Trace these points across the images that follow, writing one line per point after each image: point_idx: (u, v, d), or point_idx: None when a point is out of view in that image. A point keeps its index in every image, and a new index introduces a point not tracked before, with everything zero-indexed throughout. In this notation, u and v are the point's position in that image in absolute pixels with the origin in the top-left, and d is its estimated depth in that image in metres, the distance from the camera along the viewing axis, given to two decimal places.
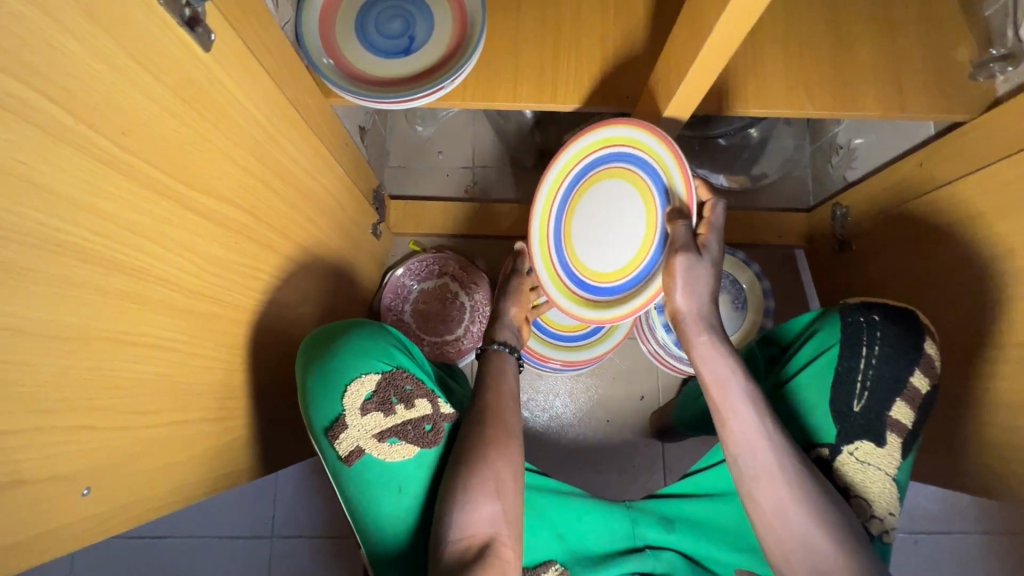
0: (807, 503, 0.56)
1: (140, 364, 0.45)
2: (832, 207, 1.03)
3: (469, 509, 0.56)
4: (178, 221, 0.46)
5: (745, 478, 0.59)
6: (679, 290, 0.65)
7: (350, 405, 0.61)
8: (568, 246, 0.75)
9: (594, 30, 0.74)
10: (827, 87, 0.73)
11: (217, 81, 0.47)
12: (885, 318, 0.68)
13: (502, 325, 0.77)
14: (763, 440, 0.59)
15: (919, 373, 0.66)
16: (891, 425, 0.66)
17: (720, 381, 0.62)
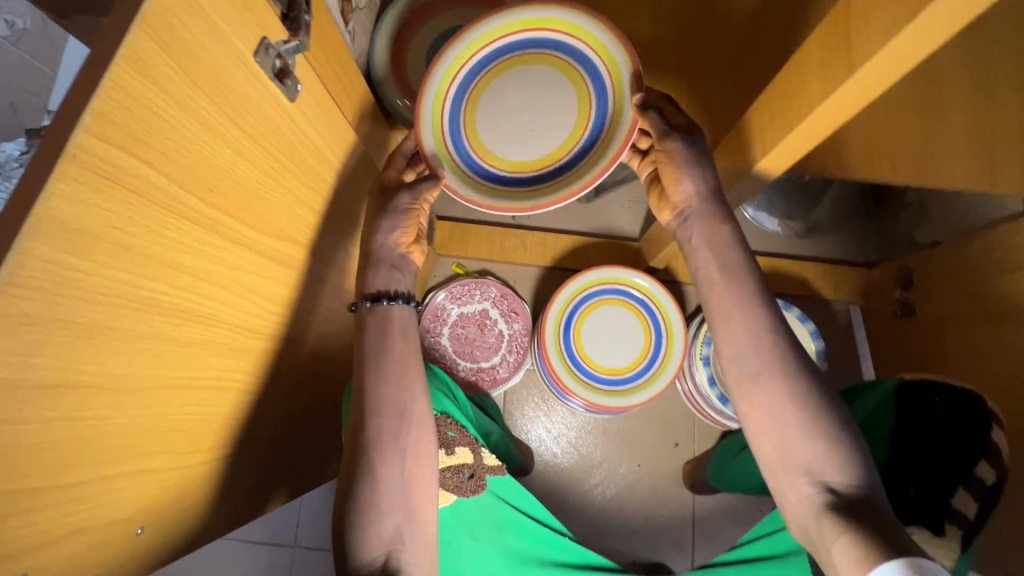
0: (802, 409, 0.54)
1: (198, 406, 0.45)
2: (897, 265, 0.98)
3: (368, 529, 0.55)
4: (248, 267, 0.46)
5: (740, 379, 0.57)
6: (683, 179, 0.61)
7: None
8: (473, 138, 0.62)
9: (669, 78, 0.72)
10: (913, 156, 0.70)
11: (297, 127, 0.47)
12: (947, 401, 0.63)
13: (374, 268, 0.61)
14: (755, 343, 0.57)
15: (984, 464, 0.59)
16: (954, 515, 0.57)
17: (728, 272, 0.60)
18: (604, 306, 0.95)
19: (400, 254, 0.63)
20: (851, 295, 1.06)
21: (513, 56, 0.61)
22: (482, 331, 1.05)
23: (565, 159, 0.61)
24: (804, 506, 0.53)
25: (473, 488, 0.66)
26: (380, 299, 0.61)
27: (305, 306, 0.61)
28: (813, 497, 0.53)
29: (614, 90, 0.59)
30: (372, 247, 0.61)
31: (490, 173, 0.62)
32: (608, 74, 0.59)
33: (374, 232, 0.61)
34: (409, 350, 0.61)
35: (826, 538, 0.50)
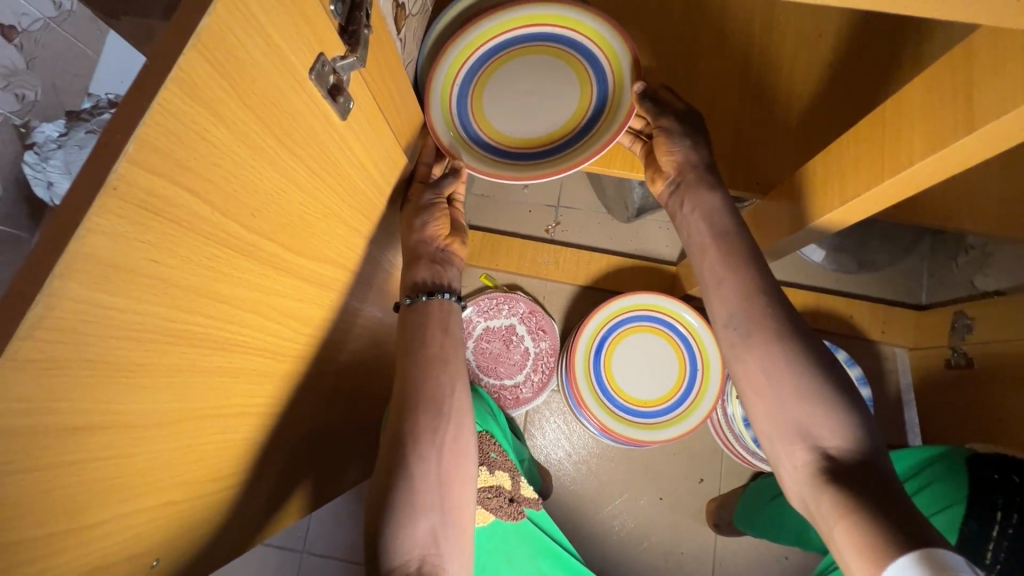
0: (798, 374, 0.51)
1: (223, 433, 0.43)
2: (955, 313, 0.92)
3: (403, 532, 0.50)
4: (284, 290, 0.43)
5: (731, 345, 0.54)
6: (676, 145, 0.60)
7: None
8: (480, 121, 0.62)
9: (732, 105, 0.68)
10: (990, 207, 0.65)
11: (345, 145, 0.44)
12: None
13: (416, 264, 0.59)
14: (746, 306, 0.54)
15: None
16: None
17: (718, 233, 0.59)
18: (639, 333, 0.92)
19: (443, 248, 0.61)
20: (899, 339, 1.01)
21: (539, 43, 0.61)
22: (507, 347, 1.01)
23: (547, 149, 0.61)
24: (800, 474, 0.49)
25: (513, 513, 0.63)
26: (420, 294, 0.59)
27: (337, 326, 0.59)
28: (810, 465, 0.49)
29: (615, 76, 0.60)
30: (414, 243, 0.60)
31: (473, 137, 0.61)
32: (612, 75, 0.60)
33: (412, 228, 0.59)
34: (454, 338, 0.59)
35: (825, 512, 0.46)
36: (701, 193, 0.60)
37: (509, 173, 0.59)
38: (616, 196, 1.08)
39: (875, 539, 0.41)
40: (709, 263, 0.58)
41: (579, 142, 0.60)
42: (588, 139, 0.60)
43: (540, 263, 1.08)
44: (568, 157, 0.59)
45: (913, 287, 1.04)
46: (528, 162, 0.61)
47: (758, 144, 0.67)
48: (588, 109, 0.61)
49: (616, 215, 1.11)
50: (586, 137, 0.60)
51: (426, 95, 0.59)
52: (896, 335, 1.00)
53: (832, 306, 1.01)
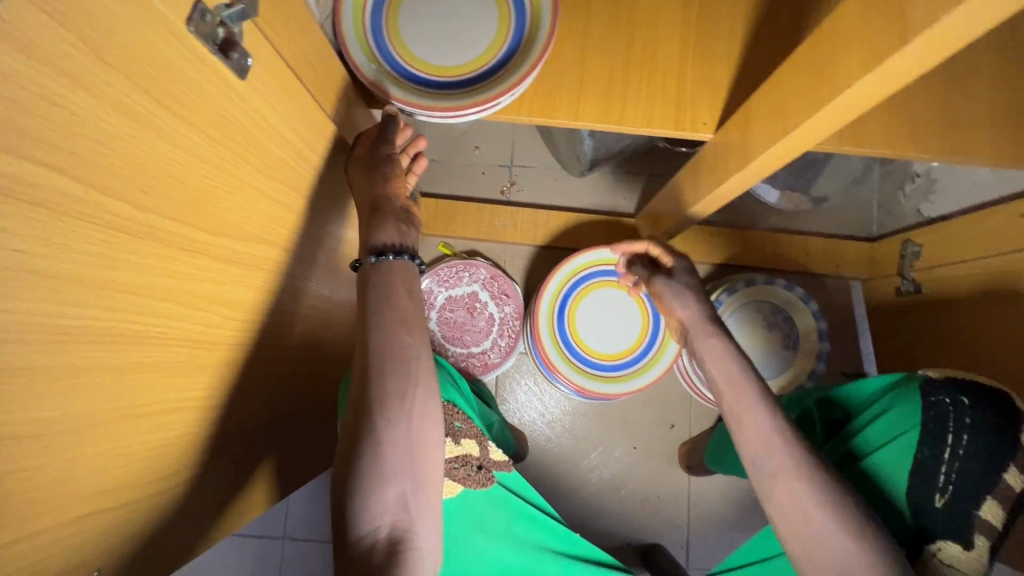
0: (830, 499, 0.52)
1: (159, 433, 0.40)
2: (903, 242, 0.94)
3: (370, 501, 0.50)
4: (203, 273, 0.40)
5: (761, 480, 0.55)
6: (672, 303, 0.73)
7: None
8: (393, 39, 0.59)
9: (674, 48, 0.66)
10: (935, 126, 0.64)
11: (248, 108, 0.40)
12: (977, 403, 0.57)
13: (382, 223, 0.58)
14: (775, 434, 0.56)
15: (1014, 471, 0.54)
16: (978, 525, 0.54)
17: (732, 380, 0.60)
18: (602, 288, 0.91)
19: (404, 207, 0.61)
20: (853, 271, 1.03)
21: None
22: (471, 315, 1.00)
23: (444, 81, 0.60)
24: None
25: (483, 480, 0.62)
26: (385, 254, 0.56)
27: (280, 310, 0.56)
28: None
29: (533, 9, 0.60)
30: (377, 199, 0.59)
31: (381, 49, 0.59)
32: (531, 8, 0.60)
33: (372, 182, 0.59)
34: (408, 304, 0.55)
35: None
36: (703, 343, 0.66)
37: (415, 99, 0.58)
38: (568, 151, 1.00)
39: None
40: (737, 402, 0.59)
41: (493, 76, 0.60)
42: (503, 73, 0.59)
43: (498, 227, 1.05)
44: (465, 97, 0.59)
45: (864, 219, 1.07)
46: (439, 89, 0.60)
47: (702, 80, 0.65)
48: (504, 41, 0.60)
49: (570, 169, 1.05)
50: (488, 79, 0.60)
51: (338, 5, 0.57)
52: (850, 270, 1.02)
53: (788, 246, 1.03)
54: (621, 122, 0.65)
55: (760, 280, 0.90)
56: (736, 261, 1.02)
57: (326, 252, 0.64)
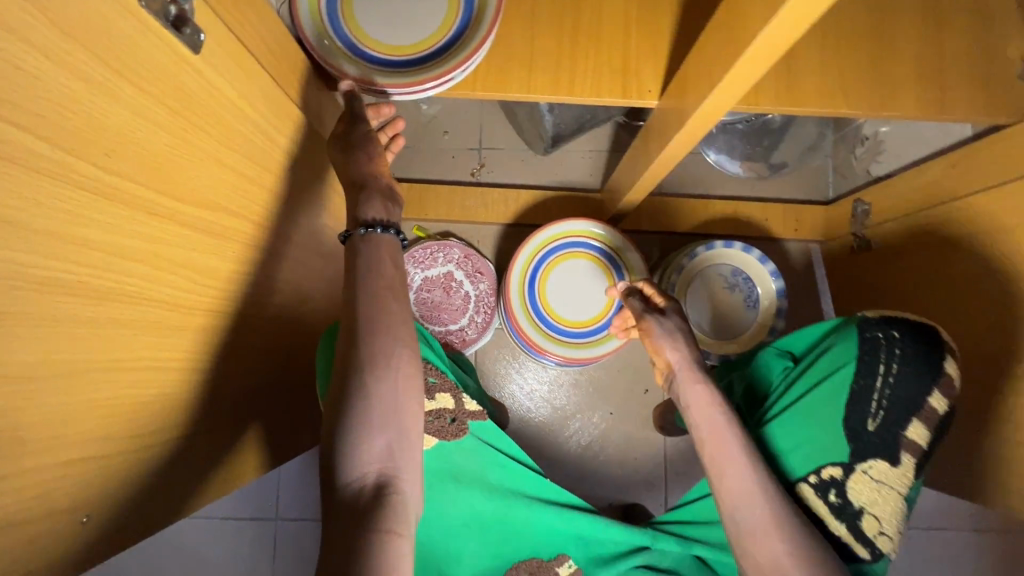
0: (803, 552, 0.54)
1: (139, 390, 0.43)
2: (854, 202, 0.98)
3: (359, 450, 0.53)
4: (171, 239, 0.43)
5: (739, 532, 0.56)
6: (666, 346, 0.64)
7: None
8: (349, 23, 0.62)
9: (618, 22, 0.70)
10: (865, 84, 0.68)
11: (206, 83, 0.43)
12: (905, 336, 0.60)
13: (368, 199, 0.59)
14: (757, 491, 0.56)
15: (937, 394, 0.59)
16: (906, 444, 0.59)
17: (715, 430, 0.58)
18: (569, 258, 0.94)
19: (387, 185, 0.62)
20: (812, 234, 1.07)
21: None
22: (447, 294, 1.03)
23: (400, 60, 0.63)
24: None
25: (455, 432, 0.66)
26: (373, 228, 0.58)
27: (256, 284, 0.59)
28: None
29: None
30: (360, 176, 0.60)
31: (338, 34, 0.62)
32: None
33: (354, 158, 0.60)
34: (393, 275, 0.58)
35: (761, 565, 0.54)
36: (689, 388, 0.61)
37: (374, 79, 0.62)
38: (530, 128, 1.03)
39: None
40: (719, 450, 0.58)
41: (446, 54, 0.63)
42: (455, 50, 0.63)
43: (469, 207, 1.08)
44: (422, 73, 0.62)
45: (820, 184, 1.12)
46: (396, 69, 0.63)
47: (646, 50, 0.69)
48: (455, 20, 0.63)
49: (535, 148, 1.10)
50: (441, 57, 0.63)
51: None
52: (809, 233, 1.07)
53: (748, 212, 1.07)
54: (570, 93, 0.69)
55: (720, 244, 0.94)
56: (699, 230, 1.06)
57: (300, 231, 0.68)
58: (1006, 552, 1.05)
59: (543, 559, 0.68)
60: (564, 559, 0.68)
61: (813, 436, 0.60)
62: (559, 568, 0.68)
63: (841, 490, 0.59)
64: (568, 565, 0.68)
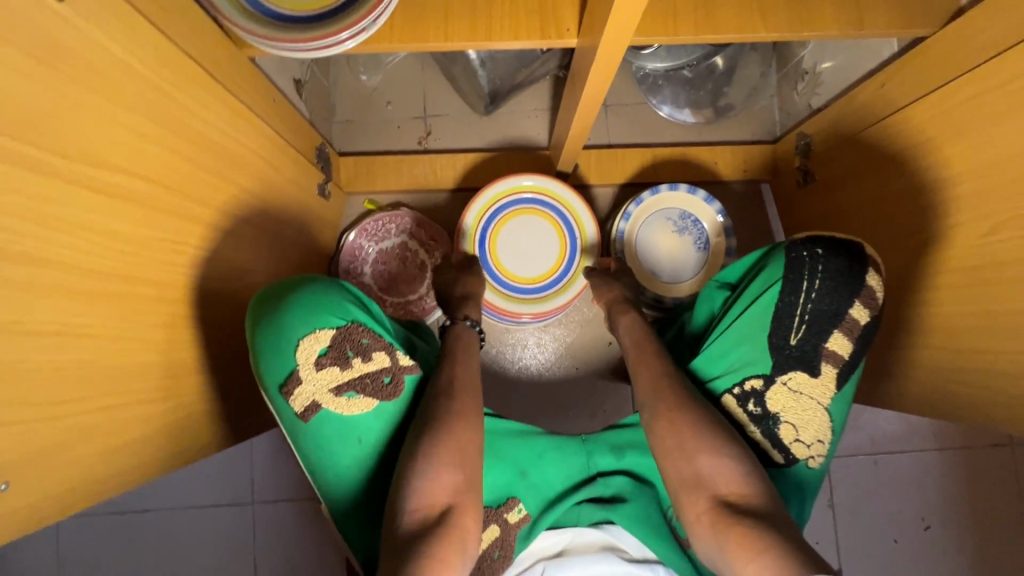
0: (702, 433, 0.58)
1: (41, 352, 0.43)
2: (797, 136, 0.99)
3: (425, 484, 0.55)
4: (60, 197, 0.43)
5: (646, 408, 0.62)
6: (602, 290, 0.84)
7: (304, 359, 0.59)
8: None
9: None
10: (782, 7, 0.68)
11: (78, 34, 0.43)
12: (831, 253, 0.58)
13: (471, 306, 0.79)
14: (667, 378, 0.63)
15: (858, 304, 0.58)
16: (827, 355, 0.59)
17: (638, 345, 0.70)
18: (521, 215, 0.94)
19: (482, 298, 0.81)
20: (761, 173, 1.08)
21: None
22: (404, 264, 1.03)
23: (307, 15, 0.62)
24: (702, 520, 0.55)
25: (395, 392, 0.62)
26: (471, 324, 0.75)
27: (186, 253, 0.58)
28: (710, 511, 0.55)
29: None
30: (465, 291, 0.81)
31: None
32: None
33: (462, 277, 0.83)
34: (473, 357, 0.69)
35: (666, 444, 0.59)
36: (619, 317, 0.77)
37: (281, 35, 0.60)
38: (469, 88, 1.05)
39: (727, 491, 0.55)
40: (641, 356, 0.69)
41: (353, 5, 0.62)
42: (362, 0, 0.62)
43: (418, 176, 1.07)
44: (332, 25, 0.61)
45: (768, 124, 1.13)
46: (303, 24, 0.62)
47: None
48: None
49: (478, 109, 1.10)
50: (348, 8, 0.62)
51: None
52: (758, 171, 1.07)
53: (697, 157, 1.07)
54: (488, 39, 0.68)
55: (665, 188, 0.94)
56: (644, 177, 1.07)
57: (234, 200, 0.67)
58: (970, 467, 1.07)
59: (490, 505, 0.67)
60: (514, 503, 0.67)
61: (738, 351, 0.62)
62: (509, 512, 0.67)
63: (759, 400, 0.61)
64: (518, 509, 0.67)
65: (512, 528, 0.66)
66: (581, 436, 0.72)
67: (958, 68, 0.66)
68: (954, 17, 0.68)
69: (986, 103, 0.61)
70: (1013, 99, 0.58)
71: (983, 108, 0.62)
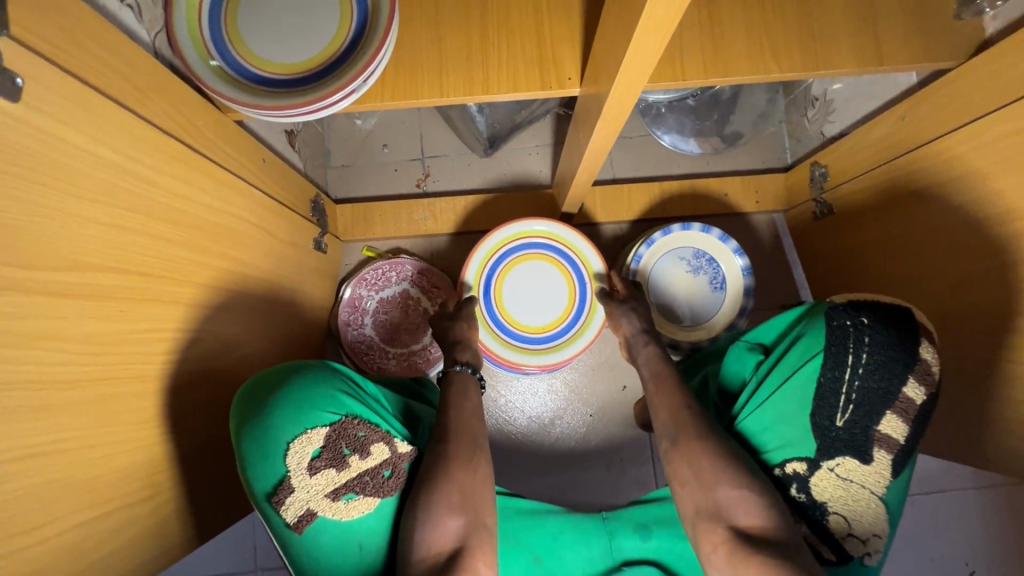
0: (720, 464, 0.56)
1: (7, 481, 0.39)
2: (811, 166, 0.95)
3: (431, 528, 0.54)
4: (22, 311, 0.39)
5: (665, 445, 0.60)
6: (622, 323, 0.79)
7: (295, 465, 0.54)
8: (237, 44, 0.59)
9: (527, 8, 0.65)
10: (796, 44, 0.64)
11: (39, 129, 0.39)
12: (878, 322, 0.53)
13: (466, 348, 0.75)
14: (684, 409, 0.61)
15: (912, 382, 0.52)
16: (878, 441, 0.54)
17: (658, 376, 0.68)
18: (525, 262, 0.89)
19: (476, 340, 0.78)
20: (774, 205, 1.04)
21: None
22: (407, 313, 0.99)
23: (295, 77, 0.59)
24: (720, 554, 0.54)
25: (394, 485, 0.57)
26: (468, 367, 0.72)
27: (171, 340, 0.54)
28: (726, 543, 0.54)
29: None
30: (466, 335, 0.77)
31: (226, 58, 0.58)
32: None
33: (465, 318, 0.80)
34: (475, 402, 0.66)
35: (683, 475, 0.58)
36: (642, 349, 0.74)
37: (267, 101, 0.57)
38: (467, 129, 1.01)
39: (745, 523, 0.54)
40: (659, 384, 0.67)
41: (344, 64, 0.59)
42: (353, 59, 0.59)
43: (417, 220, 1.03)
44: (322, 88, 0.58)
45: (778, 151, 1.09)
46: (291, 87, 0.59)
47: (561, 32, 0.65)
48: (350, 27, 0.59)
49: (477, 150, 1.07)
50: (338, 67, 0.59)
51: (170, 18, 0.56)
52: (770, 203, 1.03)
53: (707, 188, 1.03)
54: (486, 91, 0.64)
55: (677, 228, 0.89)
56: (653, 213, 1.03)
57: (224, 273, 0.63)
58: (1014, 506, 1.01)
59: None
60: None
61: (777, 429, 0.57)
62: None
63: (801, 485, 0.56)
64: None
65: None
66: (603, 516, 0.71)
67: (989, 103, 0.61)
68: (980, 48, 0.65)
69: (1018, 143, 0.57)
70: None
71: (1016, 149, 0.57)
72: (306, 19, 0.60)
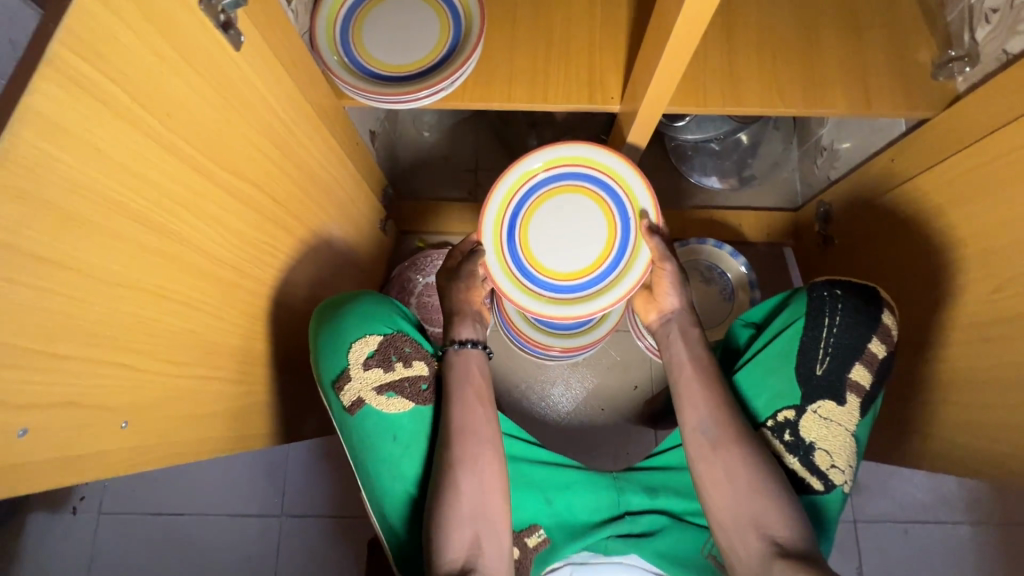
0: (714, 417, 0.66)
1: (173, 317, 0.52)
2: (816, 204, 1.08)
3: (448, 541, 0.62)
4: (208, 195, 0.53)
5: (702, 447, 0.65)
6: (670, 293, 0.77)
7: (354, 359, 0.66)
8: (358, 48, 0.77)
9: (583, 42, 0.82)
10: (799, 88, 0.79)
11: (243, 74, 0.56)
12: (848, 293, 0.65)
13: (462, 321, 0.75)
14: (710, 418, 0.66)
15: (876, 340, 0.63)
16: (851, 386, 0.64)
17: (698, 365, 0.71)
18: (558, 197, 0.77)
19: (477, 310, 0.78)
20: (781, 238, 1.17)
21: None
22: None
23: (398, 76, 0.76)
24: (752, 557, 0.61)
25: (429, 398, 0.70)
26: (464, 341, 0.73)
27: (279, 258, 0.69)
28: (762, 548, 0.60)
29: (466, 18, 0.78)
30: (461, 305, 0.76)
31: (349, 57, 0.76)
32: (464, 18, 0.78)
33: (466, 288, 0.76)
34: (478, 387, 0.71)
35: (717, 477, 0.64)
36: (685, 328, 0.75)
37: (376, 90, 0.74)
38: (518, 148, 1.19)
39: (779, 532, 0.60)
40: (679, 374, 0.72)
41: (438, 69, 0.76)
42: (445, 66, 0.76)
43: (466, 221, 1.19)
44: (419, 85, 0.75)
45: (790, 193, 1.22)
46: (393, 82, 0.76)
47: (608, 62, 0.81)
48: (446, 43, 0.77)
49: None
50: (433, 72, 0.76)
51: (314, 25, 0.75)
52: (779, 237, 1.17)
53: (723, 219, 1.17)
54: (544, 101, 0.80)
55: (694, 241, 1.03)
56: (673, 235, 1.16)
57: (319, 221, 0.78)
58: (1008, 546, 1.04)
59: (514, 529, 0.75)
60: (535, 528, 0.75)
61: (770, 384, 0.67)
62: (530, 536, 0.74)
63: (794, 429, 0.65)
64: (539, 534, 0.75)
65: (531, 551, 0.74)
66: (614, 475, 0.79)
67: (957, 143, 0.74)
68: (952, 102, 0.77)
69: (978, 173, 0.69)
70: (1003, 170, 0.66)
71: (979, 178, 0.69)
72: (411, 34, 0.78)
